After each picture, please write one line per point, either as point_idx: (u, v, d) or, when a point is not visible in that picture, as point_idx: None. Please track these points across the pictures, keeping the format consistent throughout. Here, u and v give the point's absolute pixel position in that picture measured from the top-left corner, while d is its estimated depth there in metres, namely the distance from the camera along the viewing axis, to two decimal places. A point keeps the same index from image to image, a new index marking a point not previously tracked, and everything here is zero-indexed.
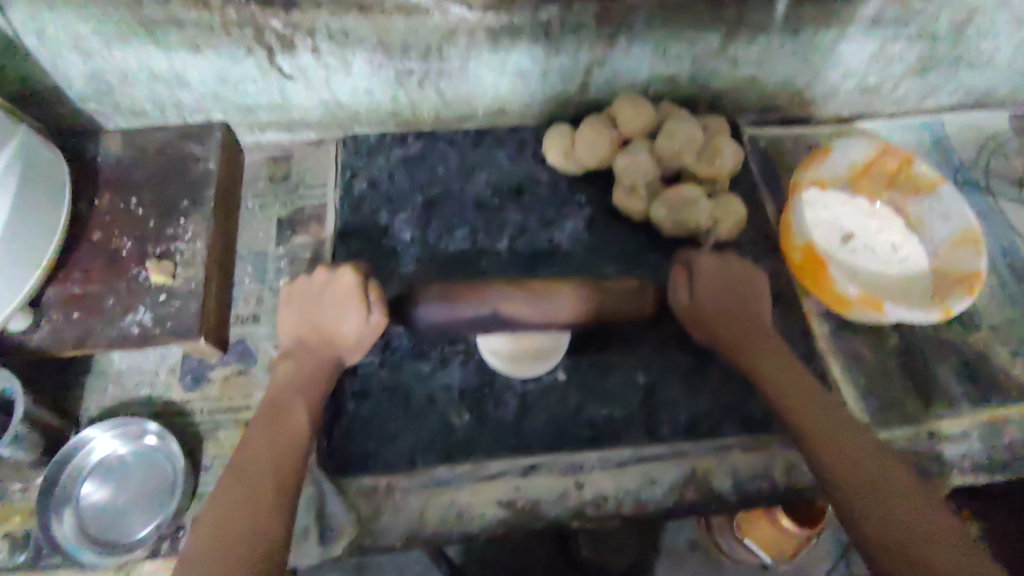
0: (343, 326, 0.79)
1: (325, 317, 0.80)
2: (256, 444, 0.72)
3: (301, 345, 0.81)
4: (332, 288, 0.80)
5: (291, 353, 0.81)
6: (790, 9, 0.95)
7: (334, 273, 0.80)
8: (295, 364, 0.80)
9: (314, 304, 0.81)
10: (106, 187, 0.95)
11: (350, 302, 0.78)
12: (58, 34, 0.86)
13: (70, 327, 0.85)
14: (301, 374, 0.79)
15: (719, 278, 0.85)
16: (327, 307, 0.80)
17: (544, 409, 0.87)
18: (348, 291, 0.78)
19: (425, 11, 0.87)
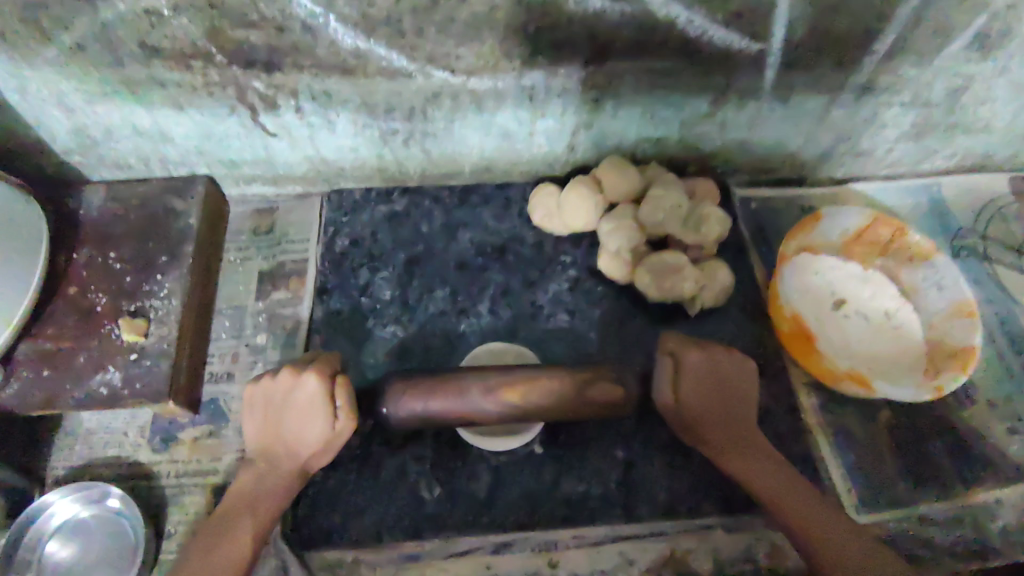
0: (308, 432, 0.75)
1: (289, 427, 0.76)
2: (229, 516, 0.73)
3: (261, 453, 0.77)
4: (298, 396, 0.75)
5: (254, 463, 0.77)
6: (780, 76, 0.93)
7: (297, 381, 0.75)
8: (255, 473, 0.76)
9: (276, 413, 0.76)
10: (85, 240, 0.94)
11: (318, 410, 0.74)
12: (41, 91, 0.86)
13: (38, 386, 0.84)
14: (263, 481, 0.75)
15: (708, 375, 0.80)
16: (290, 418, 0.75)
17: (518, 483, 0.84)
18: (314, 399, 0.74)
19: (407, 74, 0.87)
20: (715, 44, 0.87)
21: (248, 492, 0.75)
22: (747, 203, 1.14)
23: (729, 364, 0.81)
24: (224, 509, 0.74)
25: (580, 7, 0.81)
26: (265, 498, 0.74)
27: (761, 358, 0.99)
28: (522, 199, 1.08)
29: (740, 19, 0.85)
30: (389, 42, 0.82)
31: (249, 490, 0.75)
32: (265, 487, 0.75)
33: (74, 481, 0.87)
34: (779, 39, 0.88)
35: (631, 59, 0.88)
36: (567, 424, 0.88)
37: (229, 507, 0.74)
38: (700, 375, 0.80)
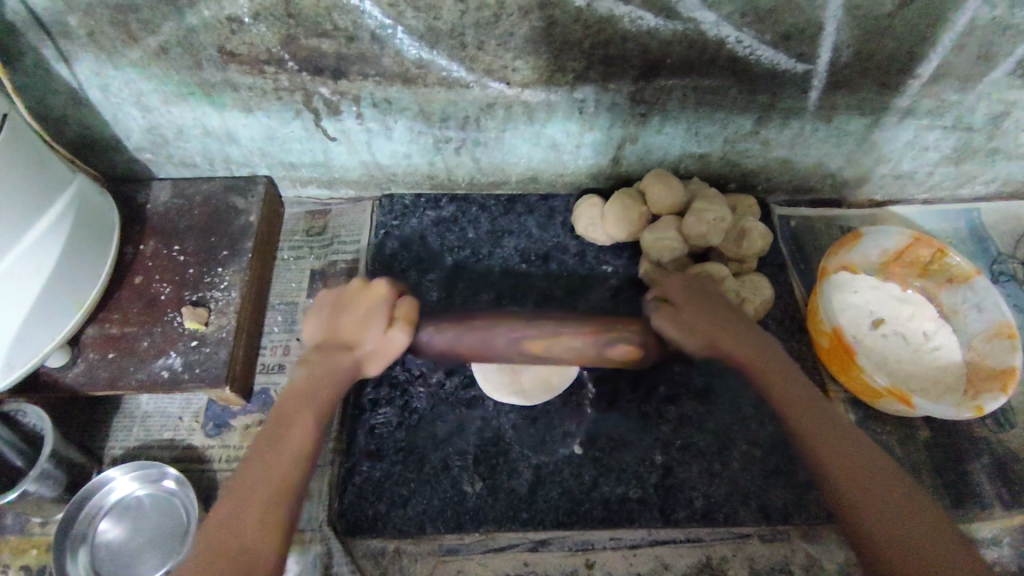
0: (365, 334, 0.78)
1: (349, 328, 0.79)
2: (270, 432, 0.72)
3: (317, 350, 0.78)
4: (362, 297, 0.80)
5: (308, 358, 0.78)
6: (823, 97, 0.96)
7: (365, 287, 0.81)
8: (310, 369, 0.77)
9: (341, 312, 0.80)
10: (152, 233, 0.99)
11: (377, 312, 0.79)
12: (122, 91, 0.91)
13: (103, 367, 0.88)
14: (315, 376, 0.76)
15: (707, 314, 0.89)
16: (352, 318, 0.79)
17: (558, 483, 0.86)
18: (378, 302, 0.79)
19: (465, 85, 0.91)
20: (762, 63, 0.90)
21: (270, 438, 0.71)
22: (787, 221, 1.16)
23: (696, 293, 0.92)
24: (273, 421, 0.73)
25: (634, 25, 0.85)
26: (318, 395, 0.75)
27: (800, 373, 1.00)
28: (566, 210, 1.11)
29: (787, 39, 0.88)
30: (450, 54, 0.87)
31: (309, 382, 0.76)
32: (296, 425, 0.73)
33: (131, 461, 0.90)
34: (824, 61, 0.91)
35: (679, 76, 0.92)
36: (606, 429, 0.90)
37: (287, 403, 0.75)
38: (696, 312, 0.89)
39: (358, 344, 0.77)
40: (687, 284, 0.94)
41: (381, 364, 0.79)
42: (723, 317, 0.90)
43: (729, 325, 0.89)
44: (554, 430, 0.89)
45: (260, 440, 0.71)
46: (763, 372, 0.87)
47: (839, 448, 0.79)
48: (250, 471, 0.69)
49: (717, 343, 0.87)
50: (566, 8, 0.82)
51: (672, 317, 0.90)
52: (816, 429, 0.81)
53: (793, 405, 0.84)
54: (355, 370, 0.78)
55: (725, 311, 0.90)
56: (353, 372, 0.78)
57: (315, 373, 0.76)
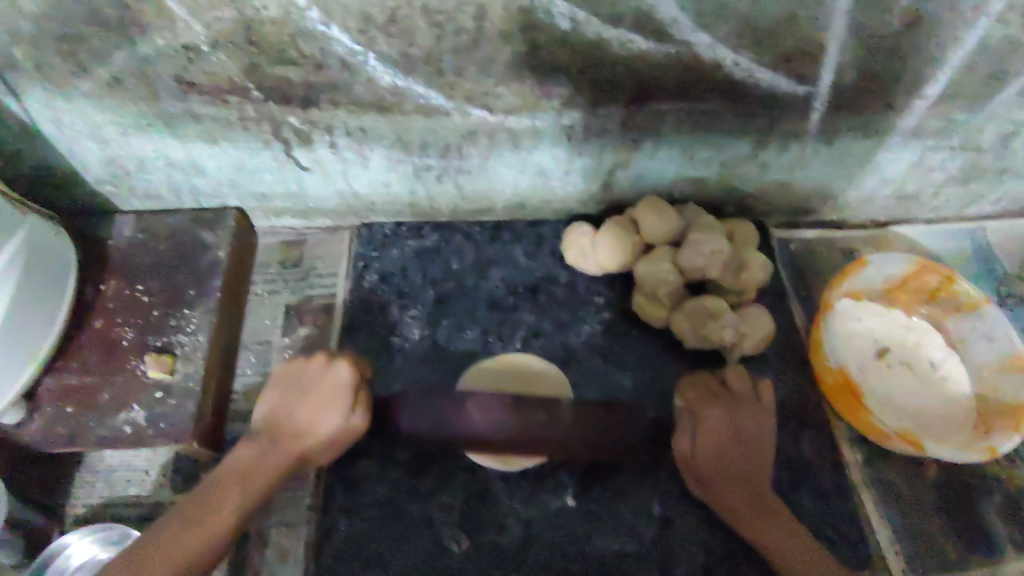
0: (321, 424, 0.79)
1: (300, 414, 0.79)
2: (202, 493, 0.73)
3: (268, 431, 0.79)
4: (324, 383, 0.80)
5: (256, 437, 0.78)
6: (826, 119, 0.91)
7: (328, 366, 0.81)
8: (257, 449, 0.77)
9: (295, 398, 0.80)
10: (114, 272, 0.93)
11: (337, 400, 0.79)
12: (75, 123, 0.85)
13: (61, 422, 0.82)
14: (246, 466, 0.75)
15: (727, 428, 0.79)
16: (307, 402, 0.79)
17: (549, 539, 0.81)
18: (342, 388, 0.80)
19: (445, 112, 0.85)
20: (761, 86, 0.85)
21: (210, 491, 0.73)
22: (785, 245, 1.11)
23: (750, 426, 0.79)
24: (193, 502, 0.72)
25: (624, 48, 0.79)
26: (256, 478, 0.75)
27: (802, 411, 0.96)
28: (555, 237, 1.06)
29: (787, 61, 0.82)
30: (428, 81, 0.81)
31: (246, 466, 0.75)
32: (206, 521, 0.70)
33: (95, 522, 0.85)
34: (827, 83, 0.85)
35: (673, 100, 0.86)
36: (600, 478, 0.85)
37: (223, 473, 0.75)
38: (719, 426, 0.79)
39: (315, 428, 0.79)
40: (722, 404, 0.81)
41: (331, 451, 0.81)
42: (759, 466, 0.79)
43: (753, 443, 0.79)
44: (544, 480, 0.85)
45: (210, 484, 0.73)
46: (782, 516, 0.76)
47: (812, 570, 0.71)
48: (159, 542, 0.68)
49: (734, 480, 0.78)
50: (551, 32, 0.76)
51: (704, 438, 0.79)
52: (787, 543, 0.74)
53: (781, 522, 0.76)
54: (309, 457, 0.80)
55: (751, 424, 0.80)
56: (301, 456, 0.78)
57: (257, 456, 0.76)
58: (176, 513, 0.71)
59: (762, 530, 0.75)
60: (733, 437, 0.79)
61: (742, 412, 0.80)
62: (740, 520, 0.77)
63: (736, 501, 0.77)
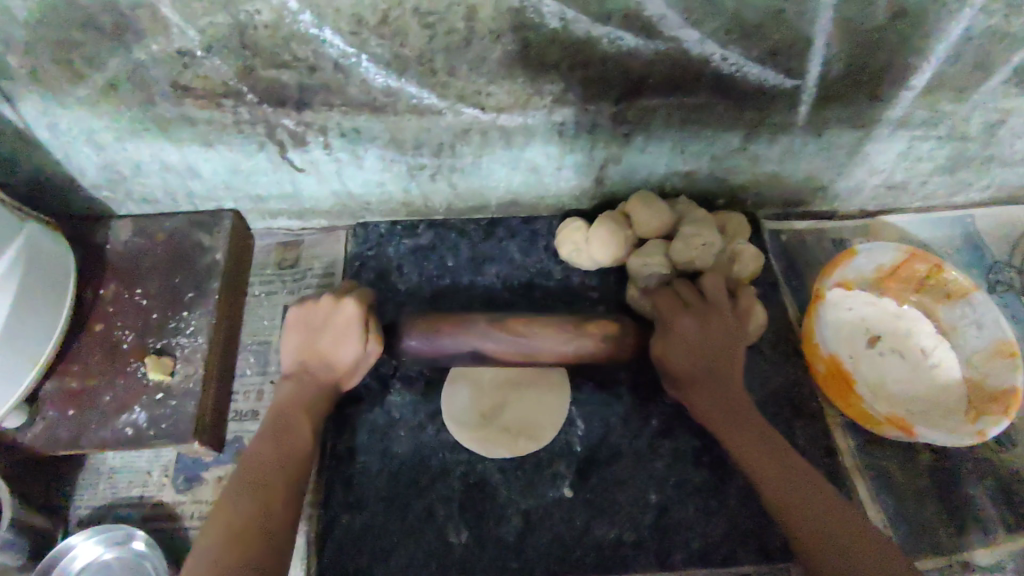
0: (342, 351, 0.80)
1: (324, 342, 0.80)
2: (275, 420, 0.78)
3: (299, 367, 0.81)
4: (333, 321, 0.80)
5: (292, 373, 0.81)
6: (814, 111, 0.92)
7: (336, 307, 0.80)
8: (295, 385, 0.81)
9: (318, 335, 0.81)
10: (112, 276, 0.94)
11: (353, 331, 0.79)
12: (71, 129, 0.86)
13: (63, 425, 0.83)
14: (302, 396, 0.80)
15: (697, 334, 0.80)
16: (326, 337, 0.80)
17: (548, 529, 0.82)
18: (353, 317, 0.79)
19: (437, 111, 0.86)
20: (749, 79, 0.86)
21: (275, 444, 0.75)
22: (777, 236, 1.13)
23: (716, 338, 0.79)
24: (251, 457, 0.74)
25: (613, 45, 0.80)
26: (309, 391, 0.80)
27: (796, 399, 0.97)
28: (549, 232, 1.07)
29: (775, 55, 0.83)
30: (420, 81, 0.82)
31: (296, 399, 0.79)
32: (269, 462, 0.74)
33: (98, 522, 0.86)
34: (813, 75, 0.86)
35: (662, 96, 0.87)
36: (598, 469, 0.86)
37: (279, 407, 0.79)
38: (691, 334, 0.80)
39: (338, 359, 0.80)
40: (690, 309, 0.81)
41: (361, 371, 0.83)
42: (724, 361, 0.80)
43: (717, 353, 0.79)
44: (542, 472, 0.86)
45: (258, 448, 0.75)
46: (764, 431, 0.78)
47: (796, 476, 0.73)
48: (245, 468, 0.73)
49: (708, 378, 0.79)
50: (541, 30, 0.77)
51: (669, 339, 0.81)
52: (759, 445, 0.76)
53: (766, 437, 0.77)
54: (337, 382, 0.82)
55: (724, 326, 0.81)
56: (334, 384, 0.82)
57: (302, 379, 0.81)
58: (264, 458, 0.74)
59: (732, 433, 0.77)
60: (705, 342, 0.79)
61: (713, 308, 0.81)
62: (712, 418, 0.79)
63: (696, 372, 0.79)
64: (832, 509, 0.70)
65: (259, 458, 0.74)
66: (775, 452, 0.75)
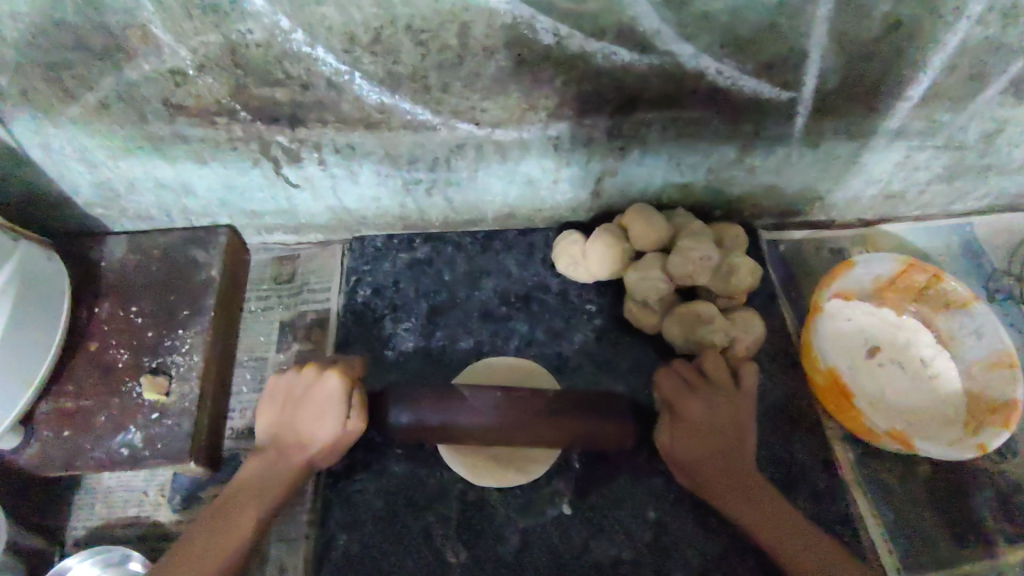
0: (319, 430, 0.77)
1: (303, 424, 0.78)
2: (240, 500, 0.76)
3: (274, 446, 0.80)
4: (318, 392, 0.78)
5: (265, 450, 0.80)
6: (810, 123, 0.91)
7: (319, 376, 0.78)
8: (265, 461, 0.79)
9: (294, 406, 0.79)
10: (107, 294, 0.93)
11: (332, 408, 0.77)
12: (64, 148, 0.86)
13: (58, 446, 0.83)
14: (272, 475, 0.78)
15: (701, 420, 0.80)
16: (302, 412, 0.79)
17: (546, 547, 0.82)
18: (333, 396, 0.77)
19: (431, 127, 0.86)
20: (744, 93, 0.86)
21: (233, 498, 0.76)
22: (774, 247, 1.12)
23: (721, 411, 0.81)
24: (225, 496, 0.77)
25: (607, 61, 0.79)
26: (272, 491, 0.77)
27: (794, 412, 0.96)
28: (546, 245, 1.07)
29: (770, 68, 0.83)
30: (414, 98, 0.81)
31: (260, 481, 0.77)
32: (224, 525, 0.75)
33: (94, 543, 0.85)
34: (809, 88, 0.86)
35: (658, 109, 0.87)
36: (596, 485, 0.86)
37: (244, 480, 0.78)
38: (694, 419, 0.80)
39: (315, 442, 0.78)
40: (695, 393, 0.82)
41: (341, 452, 0.80)
42: (728, 420, 0.81)
43: (727, 428, 0.80)
44: (540, 489, 0.86)
45: (203, 519, 0.75)
46: (751, 485, 0.79)
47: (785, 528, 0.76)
48: (185, 549, 0.73)
49: (717, 453, 0.79)
50: (535, 47, 0.76)
51: (677, 427, 0.81)
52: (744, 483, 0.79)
53: (751, 489, 0.78)
54: (309, 465, 0.79)
55: (734, 411, 0.81)
56: (307, 466, 0.79)
57: (275, 458, 0.79)
58: (251, 512, 0.75)
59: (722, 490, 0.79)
60: (702, 429, 0.80)
61: (714, 391, 0.82)
62: (708, 481, 0.79)
63: (710, 465, 0.79)
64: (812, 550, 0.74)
65: (197, 547, 0.73)
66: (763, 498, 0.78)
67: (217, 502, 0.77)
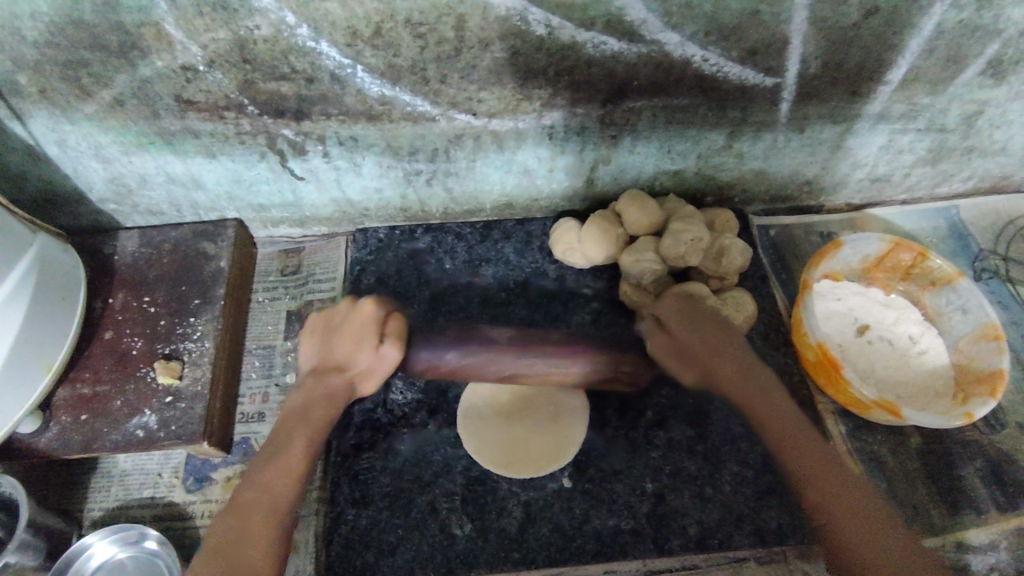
0: (355, 357, 0.78)
1: (337, 346, 0.79)
2: (286, 432, 0.75)
3: (312, 374, 0.80)
4: (351, 320, 0.79)
5: (305, 381, 0.80)
6: (794, 108, 0.95)
7: (354, 305, 0.80)
8: (304, 393, 0.79)
9: (330, 335, 0.80)
10: (121, 286, 0.97)
11: (365, 334, 0.77)
12: (79, 144, 0.89)
13: (76, 430, 0.86)
14: (319, 398, 0.78)
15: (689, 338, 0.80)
16: (340, 339, 0.79)
17: (549, 519, 0.85)
18: (367, 322, 0.78)
19: (431, 118, 0.90)
20: (730, 79, 0.89)
21: (291, 412, 0.77)
22: (765, 232, 1.16)
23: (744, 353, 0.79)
24: (281, 425, 0.77)
25: (598, 50, 0.83)
26: (324, 408, 0.78)
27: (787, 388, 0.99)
28: (543, 234, 1.10)
29: (753, 55, 0.86)
30: (414, 89, 0.85)
31: (307, 401, 0.78)
32: (285, 445, 0.74)
33: (111, 523, 0.88)
34: (793, 74, 0.90)
35: (647, 97, 0.91)
36: (595, 459, 0.89)
37: (292, 415, 0.77)
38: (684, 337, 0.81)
39: (352, 365, 0.78)
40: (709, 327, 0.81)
41: (377, 381, 0.80)
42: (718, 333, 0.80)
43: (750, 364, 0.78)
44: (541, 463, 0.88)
45: (272, 439, 0.76)
46: (791, 425, 0.74)
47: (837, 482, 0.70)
48: (258, 482, 0.71)
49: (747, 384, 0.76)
50: (528, 37, 0.80)
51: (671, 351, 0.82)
52: (784, 419, 0.74)
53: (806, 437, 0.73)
54: (349, 389, 0.79)
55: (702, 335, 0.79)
56: (350, 390, 0.80)
57: (316, 383, 0.79)
58: (299, 435, 0.75)
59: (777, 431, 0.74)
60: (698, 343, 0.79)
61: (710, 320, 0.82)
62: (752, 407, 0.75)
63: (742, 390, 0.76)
64: (851, 506, 0.68)
65: (268, 473, 0.72)
66: (808, 432, 0.74)
67: (279, 425, 0.77)
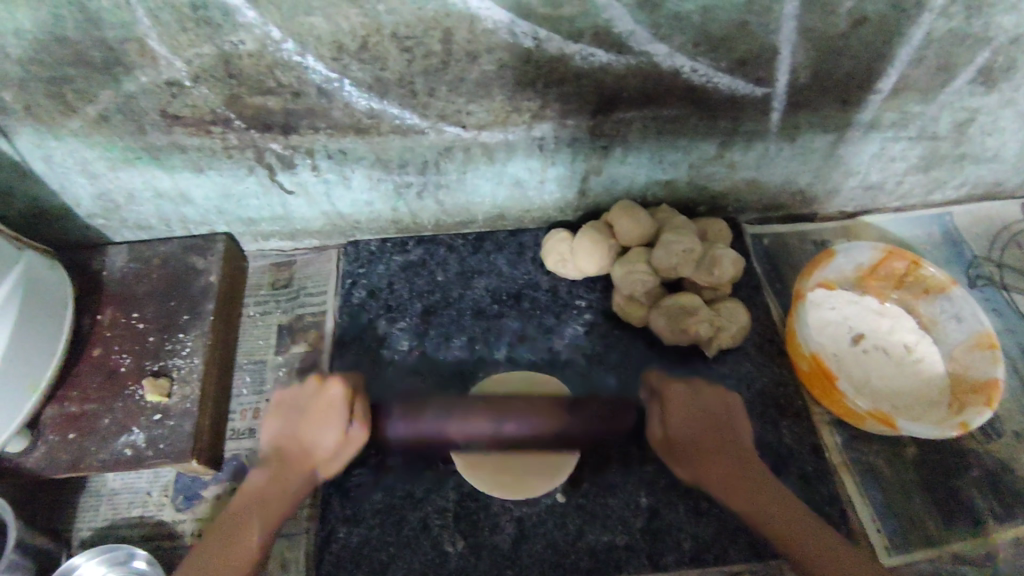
0: (322, 441, 0.80)
1: (304, 429, 0.80)
2: (245, 514, 0.76)
3: (274, 454, 0.80)
4: (319, 400, 0.81)
5: (269, 459, 0.80)
6: (785, 117, 0.95)
7: (323, 384, 0.82)
8: (270, 471, 0.79)
9: (296, 415, 0.81)
10: (109, 302, 0.96)
11: (335, 415, 0.80)
12: (66, 160, 0.89)
13: (64, 449, 0.85)
14: (280, 484, 0.78)
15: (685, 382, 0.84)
16: (306, 422, 0.81)
17: (542, 535, 0.84)
18: (335, 404, 0.80)
19: (420, 131, 0.89)
20: (720, 90, 0.89)
21: (255, 490, 0.78)
22: (759, 240, 1.15)
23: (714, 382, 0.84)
24: (237, 509, 0.76)
25: (586, 62, 0.83)
26: (276, 499, 0.77)
27: (782, 399, 0.99)
28: (535, 245, 1.10)
29: (743, 65, 0.86)
30: (402, 102, 0.85)
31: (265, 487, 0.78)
32: (239, 539, 0.74)
33: (100, 543, 0.88)
34: (782, 83, 0.89)
35: (637, 108, 0.90)
36: (589, 473, 0.88)
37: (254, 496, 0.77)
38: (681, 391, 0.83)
39: (318, 449, 0.80)
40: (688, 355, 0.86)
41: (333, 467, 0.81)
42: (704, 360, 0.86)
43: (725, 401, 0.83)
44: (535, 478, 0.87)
45: (223, 524, 0.75)
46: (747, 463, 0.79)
47: (760, 495, 0.76)
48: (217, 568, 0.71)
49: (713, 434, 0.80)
50: (516, 50, 0.80)
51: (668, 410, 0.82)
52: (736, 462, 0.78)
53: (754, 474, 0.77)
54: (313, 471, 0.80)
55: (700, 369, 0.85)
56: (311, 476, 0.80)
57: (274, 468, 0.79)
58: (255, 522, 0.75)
59: (718, 473, 0.78)
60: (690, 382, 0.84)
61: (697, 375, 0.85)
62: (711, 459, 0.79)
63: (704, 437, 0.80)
64: (808, 534, 0.72)
65: (224, 555, 0.72)
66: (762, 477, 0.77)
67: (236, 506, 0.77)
